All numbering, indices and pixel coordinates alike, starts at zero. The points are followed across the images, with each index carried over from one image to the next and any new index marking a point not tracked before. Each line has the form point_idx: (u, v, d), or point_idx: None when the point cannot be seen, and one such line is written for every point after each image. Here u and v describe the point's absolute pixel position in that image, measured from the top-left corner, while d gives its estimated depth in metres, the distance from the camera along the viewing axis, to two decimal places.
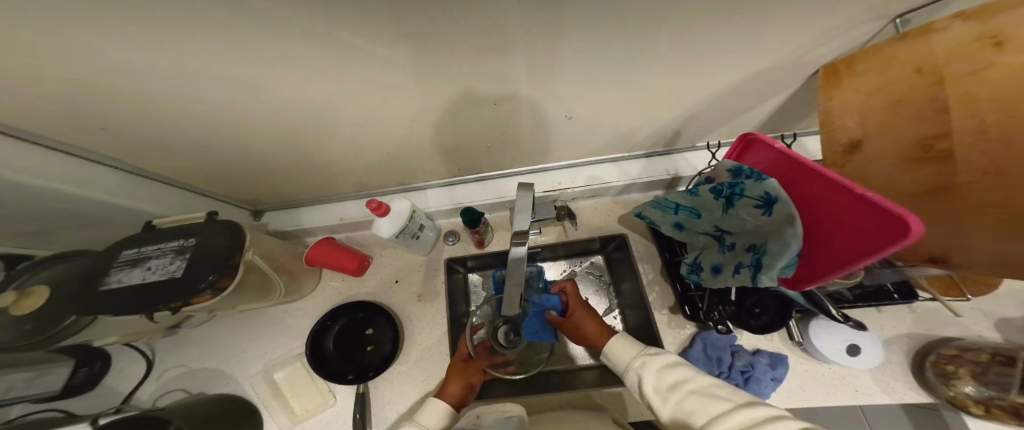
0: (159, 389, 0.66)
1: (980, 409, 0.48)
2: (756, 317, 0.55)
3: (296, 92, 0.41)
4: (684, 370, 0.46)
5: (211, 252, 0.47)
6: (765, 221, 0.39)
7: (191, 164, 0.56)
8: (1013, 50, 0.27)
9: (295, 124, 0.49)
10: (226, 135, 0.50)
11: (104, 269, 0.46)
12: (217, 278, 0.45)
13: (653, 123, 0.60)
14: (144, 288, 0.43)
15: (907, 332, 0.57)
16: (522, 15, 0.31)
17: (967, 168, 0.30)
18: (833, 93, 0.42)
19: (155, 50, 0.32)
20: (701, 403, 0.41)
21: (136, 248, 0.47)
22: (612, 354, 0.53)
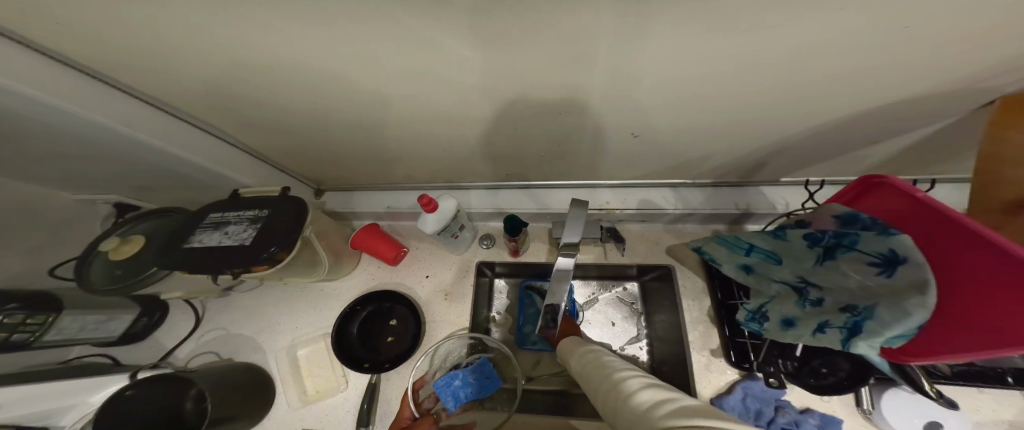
0: (195, 350, 0.65)
1: None
2: (819, 376, 0.50)
3: (365, 87, 0.42)
4: (600, 351, 0.45)
5: (278, 226, 0.50)
6: (877, 283, 0.31)
7: (266, 140, 0.61)
8: None
9: (362, 116, 0.50)
10: (299, 119, 0.52)
11: (192, 229, 0.51)
12: (275, 252, 0.48)
13: (732, 150, 0.52)
14: (219, 250, 0.48)
15: (990, 412, 0.55)
16: (619, 19, 0.27)
17: None
18: (1004, 132, 0.36)
19: (248, 35, 0.33)
20: (601, 372, 0.40)
21: (220, 212, 0.53)
22: (564, 348, 0.52)
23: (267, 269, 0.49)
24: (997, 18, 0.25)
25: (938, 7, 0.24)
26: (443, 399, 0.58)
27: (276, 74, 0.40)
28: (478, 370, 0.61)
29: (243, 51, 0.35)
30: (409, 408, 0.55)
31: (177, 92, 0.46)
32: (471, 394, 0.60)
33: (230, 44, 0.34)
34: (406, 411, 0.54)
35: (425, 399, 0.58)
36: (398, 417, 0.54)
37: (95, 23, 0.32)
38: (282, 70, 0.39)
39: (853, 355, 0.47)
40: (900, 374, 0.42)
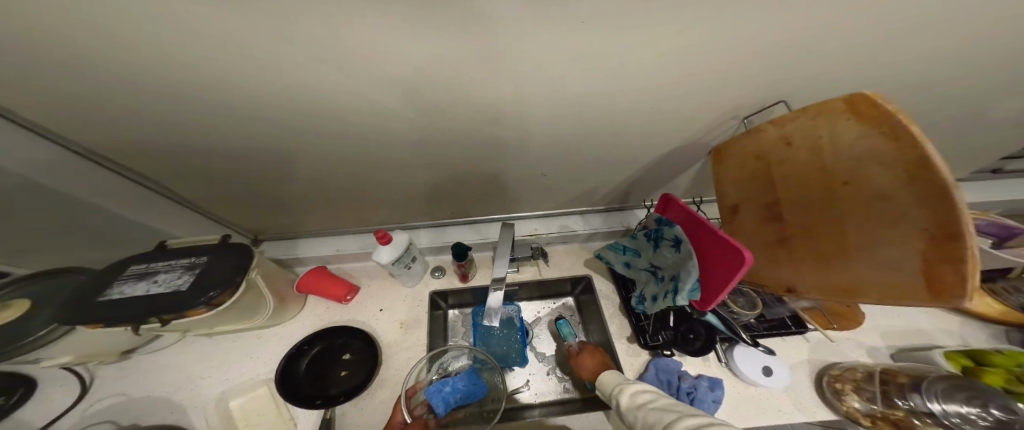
0: (84, 421, 0.55)
1: (866, 420, 0.60)
2: (691, 341, 0.67)
3: (327, 135, 0.52)
4: (651, 395, 0.52)
5: (220, 270, 0.52)
6: (678, 258, 0.52)
7: (208, 191, 0.63)
8: (798, 149, 0.43)
9: (319, 162, 0.59)
10: (253, 166, 0.58)
11: (109, 280, 0.49)
12: (215, 295, 0.49)
13: (608, 183, 0.76)
14: (146, 298, 0.47)
15: (807, 358, 0.70)
16: (507, 90, 0.46)
17: (798, 223, 0.45)
18: (715, 168, 0.60)
19: (233, 90, 0.43)
20: (659, 416, 0.46)
21: (145, 264, 0.52)
22: (602, 382, 0.59)
23: (202, 314, 0.50)
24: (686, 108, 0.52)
25: (656, 95, 0.49)
26: (433, 404, 0.62)
27: (240, 120, 0.48)
28: (468, 377, 0.67)
29: (218, 100, 0.44)
30: (402, 412, 0.57)
31: (124, 141, 0.49)
32: (459, 399, 0.64)
33: (207, 93, 0.43)
34: (400, 414, 0.56)
35: (417, 406, 0.61)
36: (392, 421, 0.55)
37: (74, 73, 0.38)
38: (247, 116, 0.47)
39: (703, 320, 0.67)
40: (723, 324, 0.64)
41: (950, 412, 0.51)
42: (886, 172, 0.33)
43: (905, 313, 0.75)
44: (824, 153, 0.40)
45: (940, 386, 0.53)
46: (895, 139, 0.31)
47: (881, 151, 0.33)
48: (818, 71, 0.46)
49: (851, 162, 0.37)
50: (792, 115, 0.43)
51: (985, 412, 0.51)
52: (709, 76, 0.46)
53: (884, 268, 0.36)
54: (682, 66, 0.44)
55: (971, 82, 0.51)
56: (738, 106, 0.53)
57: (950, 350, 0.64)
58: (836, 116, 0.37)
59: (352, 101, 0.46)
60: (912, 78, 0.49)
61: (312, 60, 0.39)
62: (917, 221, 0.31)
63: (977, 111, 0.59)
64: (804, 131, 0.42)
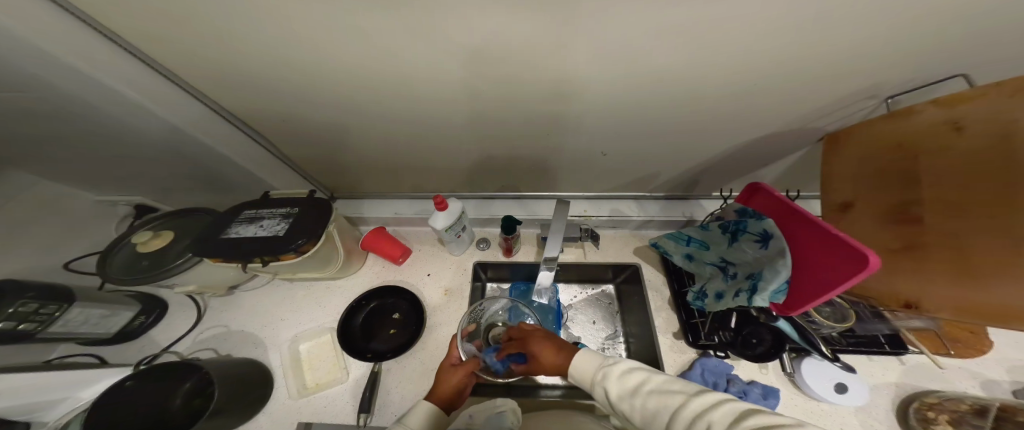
0: (194, 346, 0.67)
1: None
2: (752, 346, 0.61)
3: (395, 105, 0.53)
4: (641, 373, 0.50)
5: (305, 222, 0.58)
6: (763, 254, 0.47)
7: (290, 151, 0.69)
8: (971, 134, 0.35)
9: (386, 129, 0.61)
10: (327, 130, 0.61)
11: (229, 222, 0.58)
12: (303, 244, 0.55)
13: (675, 168, 0.69)
14: (253, 239, 0.55)
15: (895, 381, 0.61)
16: (585, 64, 0.42)
17: (940, 228, 0.37)
18: (830, 158, 0.51)
19: (317, 62, 0.45)
20: (663, 402, 0.45)
21: (253, 209, 0.60)
22: (578, 372, 0.54)
23: (292, 260, 0.56)
24: (793, 87, 0.44)
25: (767, 68, 0.42)
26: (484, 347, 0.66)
27: (324, 85, 0.49)
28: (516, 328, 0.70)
29: (307, 64, 0.45)
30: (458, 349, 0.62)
31: (228, 99, 0.54)
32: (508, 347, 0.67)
33: (300, 59, 0.44)
34: (456, 351, 0.61)
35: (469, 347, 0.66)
36: (449, 356, 0.61)
37: (192, 38, 0.41)
38: (330, 81, 0.48)
39: (770, 324, 0.60)
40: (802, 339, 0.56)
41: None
42: None
43: None
44: (1016, 141, 0.31)
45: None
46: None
47: None
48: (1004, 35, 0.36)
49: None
50: (976, 93, 0.35)
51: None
52: (851, 42, 0.37)
53: None
54: (819, 30, 0.36)
55: None
56: (869, 81, 0.43)
57: None
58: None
59: (428, 67, 0.45)
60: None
61: (400, 26, 0.38)
62: None
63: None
64: (988, 112, 0.33)
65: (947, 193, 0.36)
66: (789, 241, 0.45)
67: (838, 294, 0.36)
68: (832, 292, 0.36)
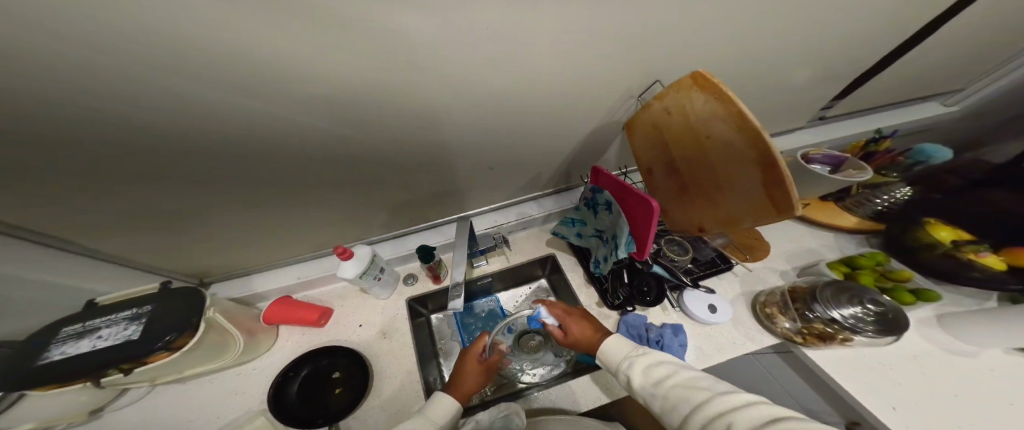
0: None
1: (798, 336, 0.66)
2: (647, 293, 0.72)
3: (262, 149, 0.54)
4: (669, 366, 0.55)
5: (170, 317, 0.54)
6: (613, 219, 0.62)
7: (141, 238, 0.61)
8: (675, 115, 0.57)
9: (264, 183, 0.60)
10: (180, 198, 0.57)
11: (42, 346, 0.49)
12: (172, 339, 0.52)
13: (552, 168, 0.83)
14: (95, 353, 0.49)
15: (743, 290, 0.78)
16: (420, 84, 0.52)
17: (690, 174, 0.59)
18: (629, 141, 0.72)
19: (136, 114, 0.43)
20: (686, 395, 0.50)
21: (80, 323, 0.52)
22: (609, 352, 0.60)
23: (166, 358, 0.52)
24: (585, 86, 0.61)
25: (556, 74, 0.57)
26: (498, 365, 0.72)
27: (171, 150, 0.49)
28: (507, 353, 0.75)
29: (144, 128, 0.45)
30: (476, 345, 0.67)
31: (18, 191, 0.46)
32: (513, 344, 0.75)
33: (137, 124, 0.44)
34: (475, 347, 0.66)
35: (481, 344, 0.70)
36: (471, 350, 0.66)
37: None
38: (178, 144, 0.49)
39: (653, 272, 0.74)
40: (674, 276, 0.73)
41: (844, 314, 0.63)
42: (727, 126, 0.48)
43: (800, 236, 0.90)
44: (691, 116, 0.53)
45: (830, 295, 0.65)
46: (723, 102, 0.47)
47: (719, 110, 0.48)
48: (669, 51, 0.59)
49: (704, 121, 0.51)
50: (667, 93, 0.57)
51: (867, 306, 0.63)
52: (603, 36, 0.52)
53: (741, 196, 0.51)
54: (565, 41, 0.51)
55: (794, 29, 0.63)
56: (625, 85, 0.64)
57: (832, 262, 0.80)
58: (688, 89, 0.52)
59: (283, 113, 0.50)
60: (744, 35, 0.61)
61: (242, 73, 0.44)
62: (750, 157, 0.46)
63: (796, 71, 0.77)
64: (676, 102, 0.55)
65: (683, 151, 0.58)
66: (618, 203, 0.60)
67: (653, 233, 0.51)
68: (649, 234, 0.52)
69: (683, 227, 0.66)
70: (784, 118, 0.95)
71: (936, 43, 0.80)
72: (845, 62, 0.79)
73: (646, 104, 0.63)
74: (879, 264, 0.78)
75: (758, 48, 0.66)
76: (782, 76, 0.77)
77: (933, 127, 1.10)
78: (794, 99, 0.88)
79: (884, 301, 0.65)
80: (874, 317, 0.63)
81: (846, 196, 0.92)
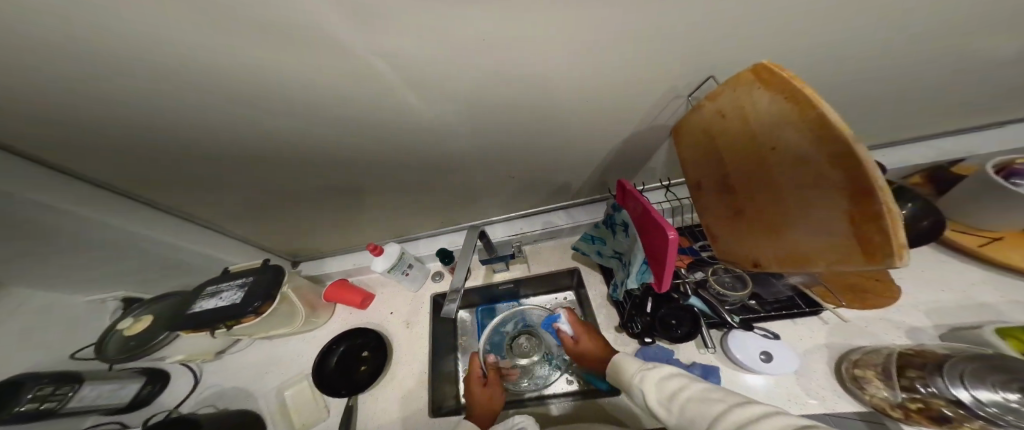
0: (196, 405, 0.74)
1: (898, 412, 0.47)
2: (674, 328, 0.60)
3: (305, 164, 0.63)
4: (682, 379, 0.46)
5: (259, 288, 0.69)
6: (628, 242, 0.53)
7: (240, 226, 0.80)
8: (730, 120, 0.43)
9: (313, 189, 0.71)
10: (258, 199, 0.71)
11: (191, 301, 0.70)
12: (259, 305, 0.66)
13: (582, 177, 0.75)
14: (214, 309, 0.66)
15: (824, 342, 0.58)
16: (425, 100, 0.51)
17: (748, 197, 0.45)
18: (676, 147, 0.59)
19: (217, 140, 0.55)
20: (701, 410, 0.41)
21: (214, 285, 0.72)
22: (618, 369, 0.54)
23: (254, 319, 0.67)
24: (611, 89, 0.52)
25: (572, 80, 0.50)
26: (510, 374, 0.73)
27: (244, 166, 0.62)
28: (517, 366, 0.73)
29: (225, 150, 0.58)
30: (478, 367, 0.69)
31: (164, 192, 0.65)
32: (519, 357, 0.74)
33: (220, 147, 0.57)
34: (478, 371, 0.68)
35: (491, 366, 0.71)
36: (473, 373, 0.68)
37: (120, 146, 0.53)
38: (250, 161, 0.61)
39: (684, 304, 0.61)
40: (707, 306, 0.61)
41: (981, 398, 0.41)
42: (799, 138, 0.34)
43: (956, 285, 0.62)
44: (751, 122, 0.40)
45: (967, 369, 0.43)
46: (796, 101, 0.33)
47: (790, 113, 0.34)
48: (729, 39, 0.45)
49: (769, 127, 0.37)
50: (721, 90, 0.44)
51: None
52: (626, 31, 0.42)
53: (819, 232, 0.36)
54: (577, 42, 0.43)
55: None
56: (666, 85, 0.52)
57: (1011, 326, 0.51)
58: (748, 86, 0.39)
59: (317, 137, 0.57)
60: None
61: (279, 107, 0.50)
62: (835, 180, 0.32)
63: (970, 44, 0.50)
64: (731, 103, 0.42)
65: (740, 167, 0.44)
66: (637, 226, 0.51)
67: (670, 268, 0.42)
68: (667, 268, 0.42)
69: (738, 262, 0.52)
70: (948, 109, 0.65)
71: None
72: None
73: (695, 104, 0.50)
74: None
75: (893, 15, 0.44)
76: (941, 54, 0.51)
77: None
78: (971, 83, 0.58)
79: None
80: None
81: None
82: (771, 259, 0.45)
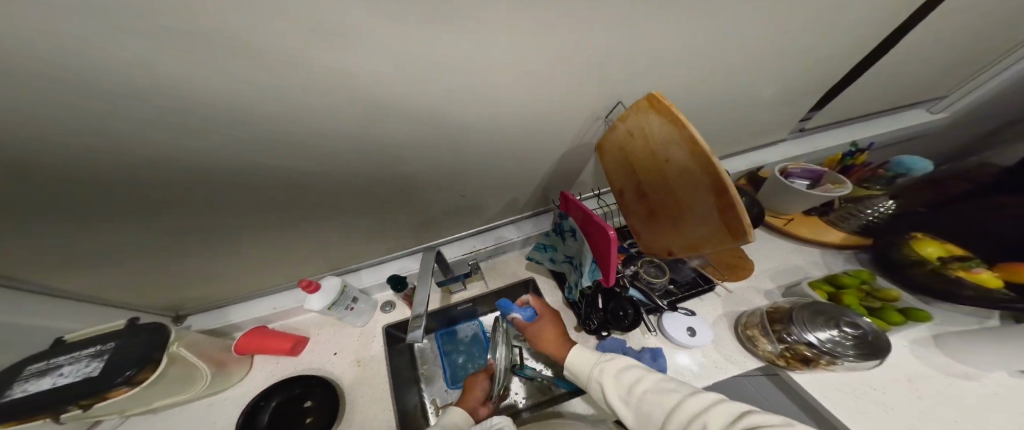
0: None
1: (780, 359, 0.64)
2: (623, 317, 0.70)
3: (226, 192, 0.56)
4: (637, 371, 0.55)
5: (131, 351, 0.55)
6: (577, 245, 0.63)
7: (116, 274, 0.64)
8: (636, 140, 0.57)
9: (234, 220, 0.62)
10: (150, 238, 0.59)
11: (2, 384, 0.50)
12: (133, 373, 0.53)
13: (526, 193, 0.84)
14: (53, 391, 0.50)
15: (723, 311, 0.76)
16: (377, 120, 0.53)
17: (656, 198, 0.58)
18: (600, 161, 0.72)
19: (99, 167, 0.45)
20: (658, 400, 0.50)
21: (42, 361, 0.53)
22: (578, 361, 0.60)
23: (125, 393, 0.53)
24: (545, 111, 0.62)
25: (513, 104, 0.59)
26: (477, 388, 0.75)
27: (135, 198, 0.51)
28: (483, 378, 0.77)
29: (109, 180, 0.47)
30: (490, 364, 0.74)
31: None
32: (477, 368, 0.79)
33: (105, 176, 0.47)
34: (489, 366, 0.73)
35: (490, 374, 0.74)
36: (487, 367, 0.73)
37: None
38: (149, 193, 0.51)
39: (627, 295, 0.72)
40: (642, 295, 0.73)
41: (822, 339, 0.60)
42: (682, 151, 0.48)
43: (787, 254, 0.88)
44: (650, 140, 0.54)
45: (808, 318, 0.63)
46: (678, 126, 0.47)
47: (674, 135, 0.48)
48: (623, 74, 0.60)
49: (663, 144, 0.51)
50: (627, 116, 0.58)
51: (844, 330, 0.61)
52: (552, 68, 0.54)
53: (704, 217, 0.50)
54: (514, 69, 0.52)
55: (752, 49, 0.64)
56: (586, 111, 0.65)
57: (817, 282, 0.76)
58: (645, 113, 0.53)
59: (243, 160, 0.51)
60: (701, 57, 0.62)
61: (197, 132, 0.45)
62: (707, 179, 0.46)
63: (759, 90, 0.77)
64: (636, 127, 0.56)
65: (647, 174, 0.58)
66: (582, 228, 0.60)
67: (615, 263, 0.51)
68: (613, 264, 0.52)
69: (655, 250, 0.66)
70: (759, 133, 0.95)
71: (905, 53, 0.79)
72: (812, 76, 0.79)
73: (611, 127, 0.63)
74: (864, 283, 0.74)
75: (718, 69, 0.66)
76: (747, 94, 0.77)
77: (922, 131, 1.07)
78: (766, 115, 0.88)
79: (861, 323, 0.62)
80: (854, 340, 0.61)
81: (830, 211, 0.90)
82: (676, 245, 0.59)
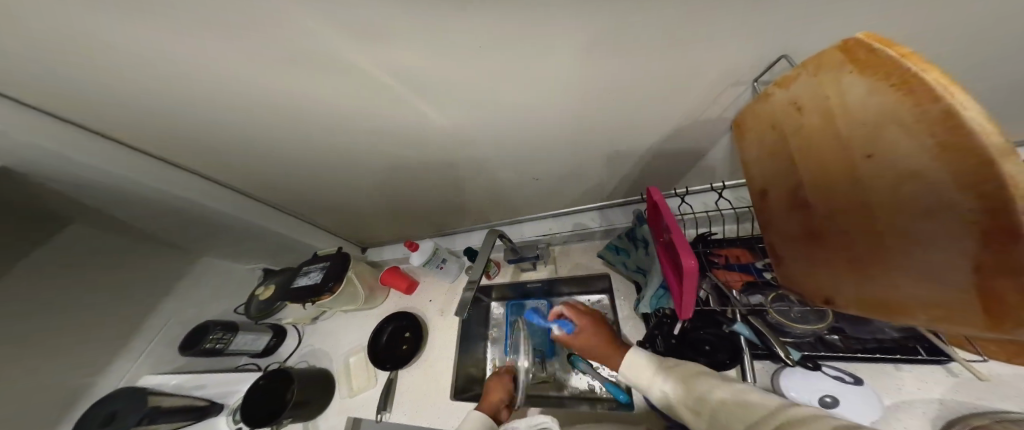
0: (297, 358, 0.93)
1: None
2: (703, 354, 0.52)
3: (348, 173, 0.70)
4: (708, 378, 0.41)
5: (334, 270, 0.79)
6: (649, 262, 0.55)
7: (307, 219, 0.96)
8: (810, 114, 0.33)
9: (356, 191, 0.78)
10: (311, 199, 0.83)
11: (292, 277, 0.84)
12: (332, 284, 0.77)
13: (614, 177, 0.69)
14: (303, 286, 0.79)
15: (937, 397, 0.44)
16: (439, 114, 0.50)
17: (826, 215, 0.34)
18: (739, 143, 0.48)
19: (275, 159, 0.65)
20: (737, 413, 0.36)
21: (305, 266, 0.85)
22: (635, 373, 0.48)
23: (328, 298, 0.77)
24: (636, 86, 0.44)
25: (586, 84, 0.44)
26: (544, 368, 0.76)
27: (295, 175, 0.71)
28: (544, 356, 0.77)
29: (285, 167, 0.68)
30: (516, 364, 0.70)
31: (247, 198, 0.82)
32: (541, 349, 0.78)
33: (283, 165, 0.67)
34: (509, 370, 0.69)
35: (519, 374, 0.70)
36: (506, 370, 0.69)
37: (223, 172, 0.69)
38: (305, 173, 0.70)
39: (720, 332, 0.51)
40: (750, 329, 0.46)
41: None
42: (907, 142, 0.24)
43: None
44: (837, 117, 0.29)
45: None
46: (908, 92, 0.23)
47: (895, 109, 0.24)
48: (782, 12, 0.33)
49: (866, 127, 0.27)
50: (798, 73, 0.34)
51: None
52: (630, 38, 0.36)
53: (937, 277, 0.25)
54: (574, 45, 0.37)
55: None
56: (706, 79, 0.43)
57: None
58: (838, 67, 0.28)
59: (359, 152, 0.61)
60: None
61: (324, 131, 0.55)
62: (957, 209, 0.21)
63: None
64: (813, 92, 0.32)
65: (817, 174, 0.34)
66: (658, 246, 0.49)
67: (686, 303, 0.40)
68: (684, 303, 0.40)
69: (808, 291, 0.41)
70: None
71: None
72: None
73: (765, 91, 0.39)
74: None
75: None
76: None
77: None
78: None
79: None
80: None
81: None
82: (853, 298, 0.34)
